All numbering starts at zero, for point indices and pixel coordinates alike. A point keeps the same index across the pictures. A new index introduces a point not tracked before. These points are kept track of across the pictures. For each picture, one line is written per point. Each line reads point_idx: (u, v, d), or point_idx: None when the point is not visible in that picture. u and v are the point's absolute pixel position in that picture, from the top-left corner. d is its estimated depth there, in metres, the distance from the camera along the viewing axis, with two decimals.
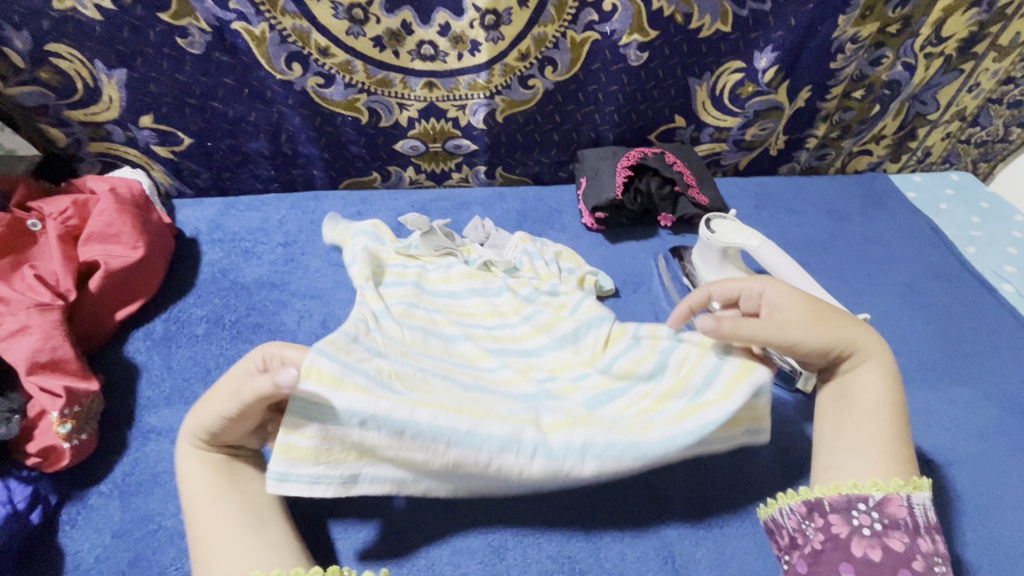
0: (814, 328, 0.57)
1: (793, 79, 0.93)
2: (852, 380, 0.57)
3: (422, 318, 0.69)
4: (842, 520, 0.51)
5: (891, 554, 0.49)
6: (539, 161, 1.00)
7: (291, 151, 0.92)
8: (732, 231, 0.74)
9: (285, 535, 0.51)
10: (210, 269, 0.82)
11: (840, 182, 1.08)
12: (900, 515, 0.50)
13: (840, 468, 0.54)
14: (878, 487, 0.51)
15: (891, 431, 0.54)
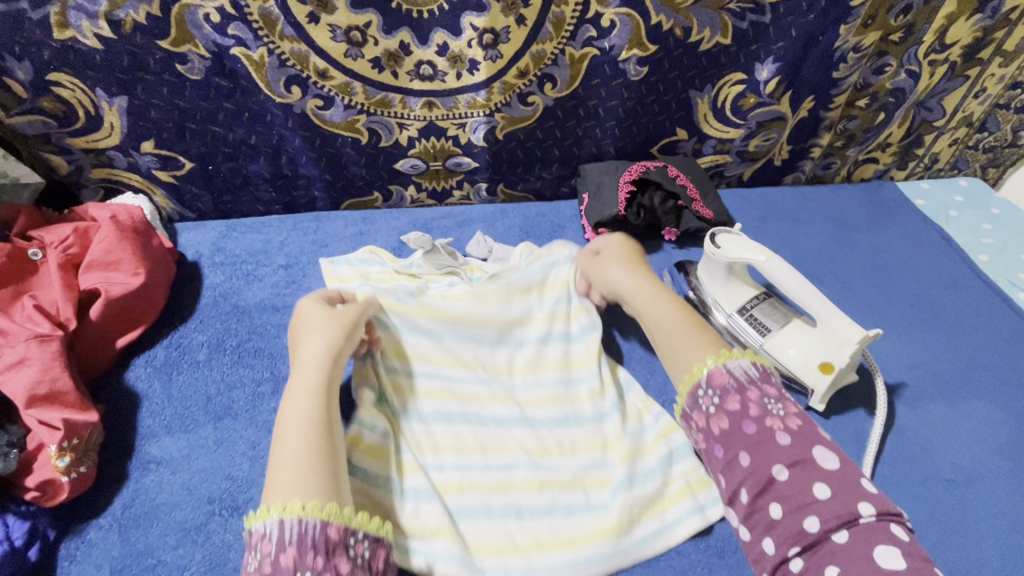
0: (632, 273, 0.73)
1: (795, 90, 0.92)
2: (646, 298, 0.70)
3: (442, 356, 0.69)
4: (700, 411, 0.59)
5: (732, 415, 0.57)
6: (541, 177, 0.99)
7: (291, 173, 0.91)
8: (738, 246, 0.72)
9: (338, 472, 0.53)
10: (212, 293, 0.82)
11: (846, 191, 1.06)
12: (724, 382, 0.58)
13: (680, 360, 0.63)
14: (689, 383, 0.61)
15: (687, 327, 0.65)
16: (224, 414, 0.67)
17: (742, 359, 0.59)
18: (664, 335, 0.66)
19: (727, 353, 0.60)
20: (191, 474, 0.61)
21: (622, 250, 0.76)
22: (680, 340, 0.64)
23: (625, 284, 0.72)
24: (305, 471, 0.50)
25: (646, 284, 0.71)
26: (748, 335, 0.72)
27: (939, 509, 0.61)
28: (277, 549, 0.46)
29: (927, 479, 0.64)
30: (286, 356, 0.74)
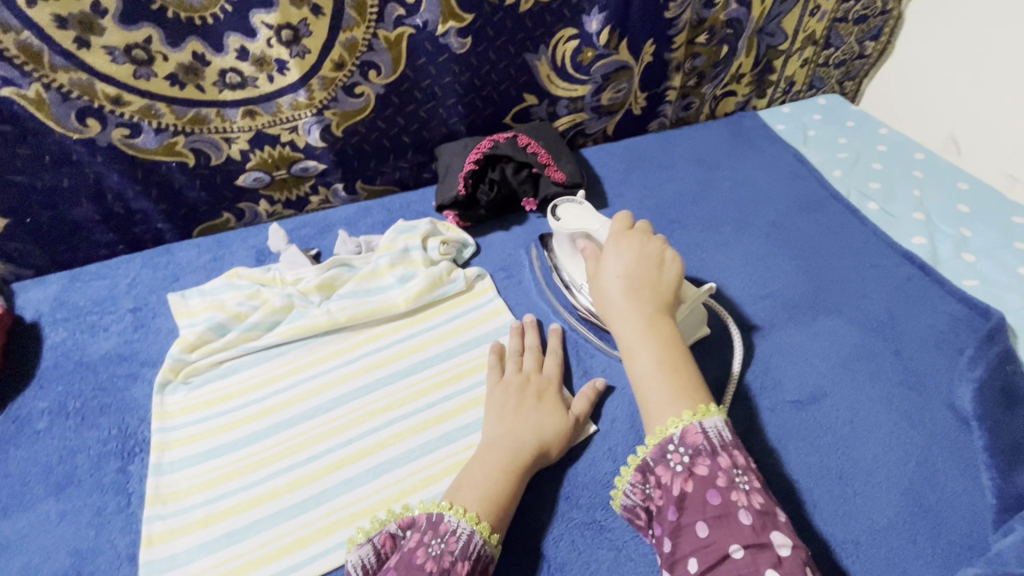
0: (626, 299, 0.62)
1: (631, 36, 0.91)
2: (632, 347, 0.60)
3: (289, 440, 0.65)
4: (665, 468, 0.52)
5: (698, 481, 0.50)
6: (398, 167, 0.96)
7: (125, 209, 0.86)
8: (578, 216, 0.72)
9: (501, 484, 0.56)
10: (52, 354, 0.77)
11: (707, 130, 1.07)
12: (697, 441, 0.52)
13: (651, 411, 0.56)
14: (658, 436, 0.54)
15: (671, 362, 0.58)
16: (67, 481, 0.63)
17: (710, 421, 0.53)
18: (644, 387, 0.57)
19: (704, 409, 0.54)
20: (31, 554, 0.58)
21: (643, 266, 0.64)
22: (657, 402, 0.56)
23: (618, 314, 0.62)
24: (490, 494, 0.55)
25: (637, 320, 0.61)
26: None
27: (790, 430, 0.63)
28: (460, 552, 0.50)
29: (776, 404, 0.65)
30: (135, 406, 0.70)
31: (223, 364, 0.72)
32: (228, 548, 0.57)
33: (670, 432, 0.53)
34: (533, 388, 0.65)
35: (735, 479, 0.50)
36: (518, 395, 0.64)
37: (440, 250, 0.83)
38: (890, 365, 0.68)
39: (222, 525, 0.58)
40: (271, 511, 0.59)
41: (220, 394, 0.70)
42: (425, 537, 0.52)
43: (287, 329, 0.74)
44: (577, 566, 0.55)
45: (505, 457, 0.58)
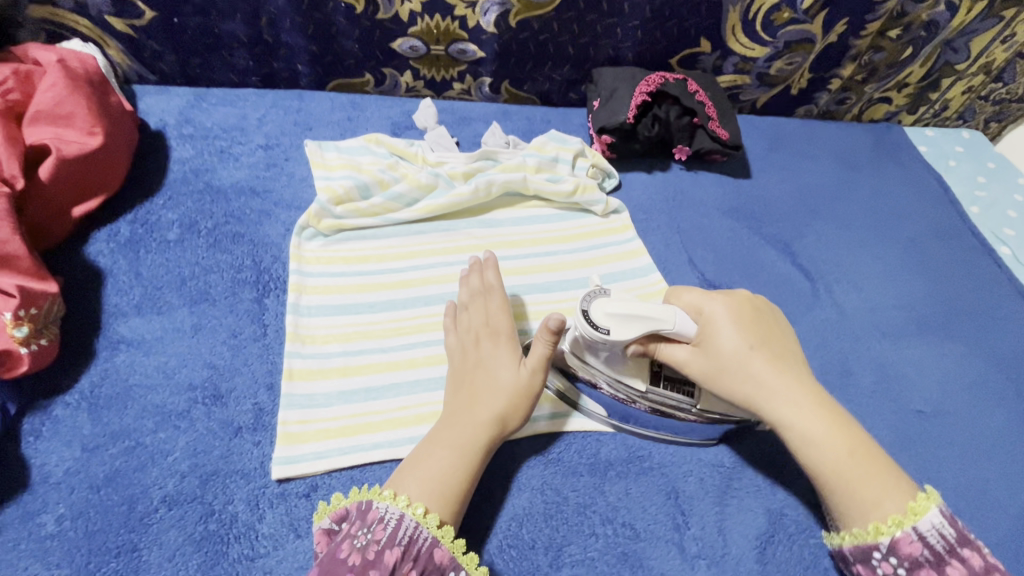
0: (738, 331, 0.54)
1: (831, 9, 0.86)
2: (782, 412, 0.51)
3: (427, 317, 0.64)
4: (869, 571, 0.48)
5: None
6: (550, 77, 0.91)
7: (272, 39, 0.80)
8: (625, 308, 0.53)
9: (444, 463, 0.49)
10: (180, 168, 0.73)
11: (853, 130, 1.03)
12: (915, 553, 0.46)
13: (868, 505, 0.48)
14: (880, 533, 0.47)
15: (849, 441, 0.50)
16: (201, 298, 0.62)
17: (935, 510, 0.47)
18: (838, 480, 0.49)
19: (917, 507, 0.47)
20: (166, 357, 0.57)
21: (752, 324, 0.55)
22: (850, 501, 0.49)
23: (740, 371, 0.53)
24: (446, 483, 0.48)
25: (780, 374, 0.52)
26: (680, 401, 0.57)
27: (909, 437, 0.65)
28: (386, 541, 0.44)
29: (900, 409, 0.67)
30: (268, 244, 0.68)
31: (361, 225, 0.70)
32: (366, 402, 0.57)
33: (907, 527, 0.47)
34: (484, 343, 0.57)
35: (951, 567, 0.45)
36: (457, 354, 0.57)
37: (587, 172, 0.82)
38: (1009, 404, 0.70)
39: (360, 380, 0.58)
40: (409, 379, 0.59)
41: (358, 254, 0.68)
42: (353, 531, 0.45)
43: (430, 207, 0.72)
44: (703, 503, 0.56)
45: (459, 433, 0.51)
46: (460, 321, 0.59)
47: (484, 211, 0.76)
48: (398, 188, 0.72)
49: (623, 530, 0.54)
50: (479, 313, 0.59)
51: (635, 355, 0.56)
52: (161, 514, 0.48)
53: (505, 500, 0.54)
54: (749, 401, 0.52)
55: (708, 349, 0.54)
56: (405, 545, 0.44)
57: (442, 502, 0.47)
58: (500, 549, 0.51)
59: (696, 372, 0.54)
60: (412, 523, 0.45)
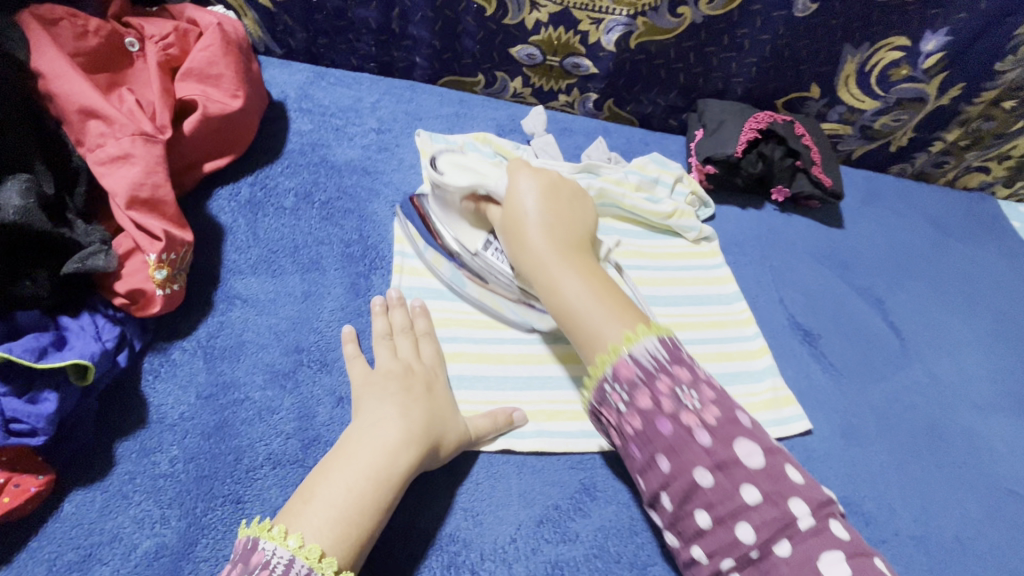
0: (540, 196, 0.57)
1: (951, 72, 0.85)
2: (564, 275, 0.53)
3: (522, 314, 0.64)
4: (610, 410, 0.50)
5: (643, 414, 0.48)
6: (655, 102, 0.91)
7: (399, 30, 0.83)
8: (456, 169, 0.61)
9: (349, 488, 0.44)
10: (299, 140, 0.76)
11: (947, 196, 1.00)
12: (632, 374, 0.48)
13: (591, 338, 0.51)
14: (596, 373, 0.50)
15: (603, 291, 0.52)
16: (313, 266, 0.63)
17: (653, 340, 0.49)
18: (574, 321, 0.52)
19: (634, 334, 0.50)
20: (279, 320, 0.58)
21: (562, 202, 0.57)
22: (589, 321, 0.51)
23: (530, 250, 0.55)
24: (348, 524, 0.43)
25: (537, 227, 0.55)
26: (503, 273, 0.61)
27: (994, 512, 0.64)
28: None
29: (991, 486, 0.66)
30: (376, 223, 0.70)
31: None
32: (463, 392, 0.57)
33: (621, 355, 0.49)
34: (415, 374, 0.53)
35: (696, 415, 0.48)
36: (381, 375, 0.52)
37: (685, 198, 0.82)
38: None
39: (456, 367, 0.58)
40: (505, 373, 0.59)
41: None
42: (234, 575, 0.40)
43: None
44: None
45: (384, 466, 0.46)
46: (386, 349, 0.55)
47: None
48: None
49: None
50: (387, 350, 0.55)
51: (468, 207, 0.61)
52: (266, 471, 0.49)
53: (592, 510, 0.54)
54: (531, 271, 0.55)
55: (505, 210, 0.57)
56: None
57: (345, 547, 0.42)
58: (586, 558, 0.51)
59: (501, 223, 0.58)
60: (304, 570, 0.40)
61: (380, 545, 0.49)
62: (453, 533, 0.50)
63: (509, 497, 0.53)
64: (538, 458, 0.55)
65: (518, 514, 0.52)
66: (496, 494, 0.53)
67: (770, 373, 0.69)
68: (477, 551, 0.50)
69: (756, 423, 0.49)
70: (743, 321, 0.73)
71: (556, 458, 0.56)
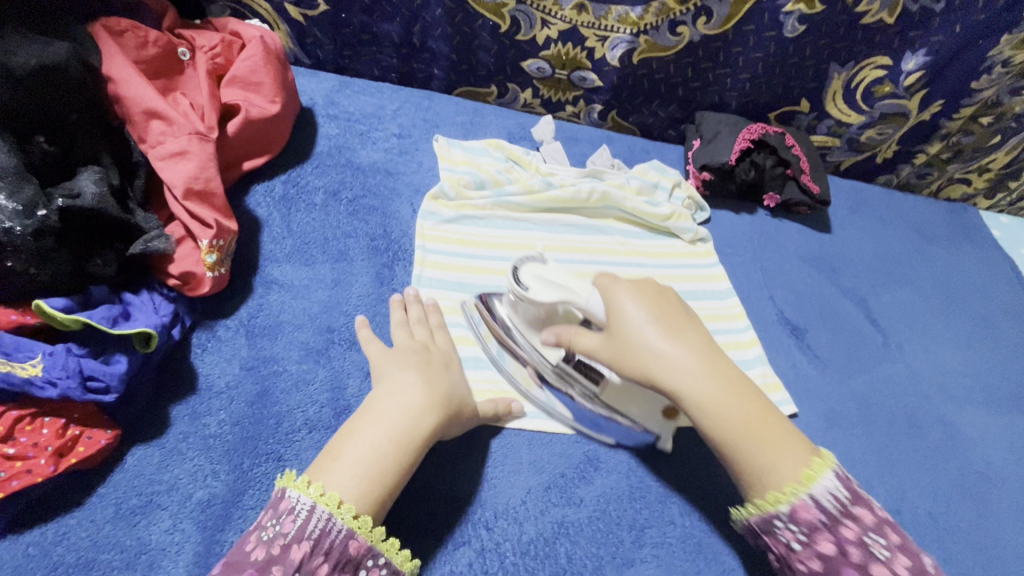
0: (629, 293, 0.55)
1: (931, 90, 0.92)
2: (682, 377, 0.51)
3: None
4: (775, 541, 0.49)
5: (826, 559, 0.47)
6: (655, 113, 0.98)
7: (420, 43, 0.90)
8: (545, 284, 0.58)
9: (373, 447, 0.49)
10: (327, 143, 0.82)
11: (931, 205, 1.06)
12: (812, 518, 0.47)
13: (768, 471, 0.49)
14: (771, 500, 0.48)
15: (738, 416, 0.50)
16: (341, 256, 0.69)
17: (831, 474, 0.49)
18: (730, 443, 0.50)
19: (812, 471, 0.49)
20: (312, 303, 0.64)
21: (655, 299, 0.55)
22: (756, 461, 0.49)
23: (656, 365, 0.52)
24: (371, 478, 0.48)
25: (652, 334, 0.53)
26: (591, 390, 0.60)
27: (967, 493, 0.69)
28: (291, 537, 0.44)
29: (964, 468, 0.71)
30: (398, 219, 0.76)
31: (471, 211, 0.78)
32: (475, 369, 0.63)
33: (801, 494, 0.48)
34: (431, 353, 0.58)
35: (866, 540, 0.47)
36: (400, 351, 0.57)
37: (682, 202, 0.88)
38: None
39: (469, 347, 0.64)
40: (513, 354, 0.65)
41: (472, 240, 0.75)
42: (264, 521, 0.46)
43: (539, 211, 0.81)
44: None
45: (405, 429, 0.51)
46: (400, 329, 0.61)
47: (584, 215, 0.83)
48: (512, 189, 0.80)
49: (699, 523, 0.58)
50: (406, 333, 0.60)
51: (547, 312, 0.59)
52: (303, 434, 0.54)
53: (595, 479, 0.59)
54: (636, 373, 0.52)
55: (610, 325, 0.54)
56: (314, 539, 0.44)
57: (370, 498, 0.47)
58: (589, 520, 0.56)
59: (597, 348, 0.55)
60: (325, 514, 0.45)
61: (405, 503, 0.54)
62: (470, 495, 0.56)
63: (520, 465, 0.58)
64: (547, 432, 0.61)
65: (528, 480, 0.58)
66: (508, 463, 0.58)
67: (760, 363, 0.75)
68: (491, 511, 0.55)
69: (898, 526, 0.49)
70: (736, 316, 0.79)
71: (563, 433, 0.61)
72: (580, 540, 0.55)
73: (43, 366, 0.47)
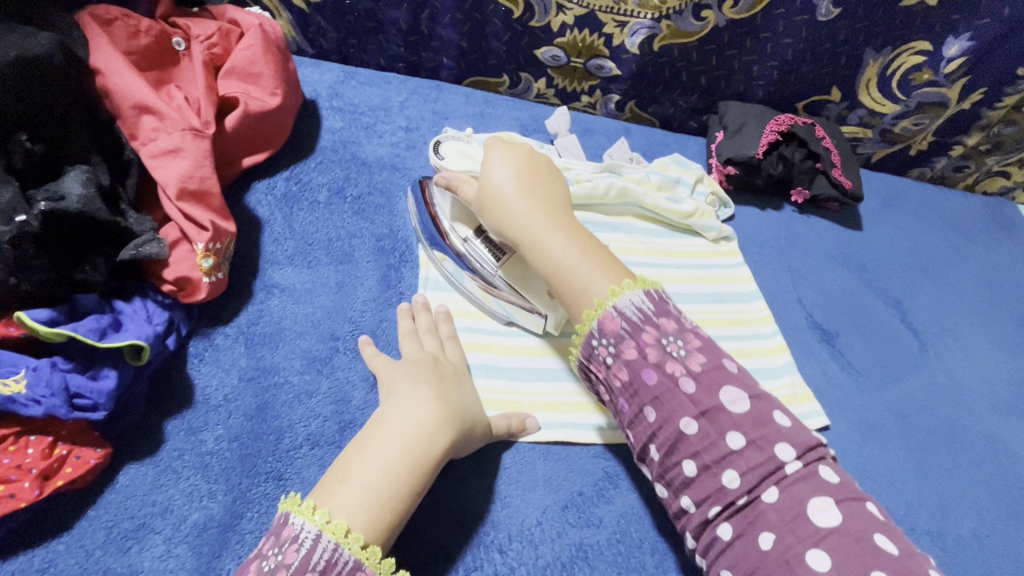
0: (512, 158, 0.60)
1: (973, 77, 0.86)
2: (547, 236, 0.55)
3: None
4: (597, 362, 0.53)
5: (630, 368, 0.51)
6: (676, 103, 0.93)
7: (428, 31, 0.85)
8: (458, 164, 0.64)
9: (383, 468, 0.46)
10: (331, 137, 0.78)
11: (967, 200, 1.00)
12: (616, 328, 0.51)
13: (577, 294, 0.53)
14: (594, 311, 0.52)
15: (578, 248, 0.55)
16: (346, 259, 0.66)
17: (640, 294, 0.52)
18: (563, 276, 0.54)
19: (619, 288, 0.52)
20: (314, 309, 0.60)
21: (529, 165, 0.60)
22: (580, 281, 0.53)
23: (507, 209, 0.57)
24: (380, 503, 0.45)
25: (517, 189, 0.58)
26: (486, 262, 0.61)
27: (1013, 513, 0.64)
28: (296, 568, 0.41)
29: (1008, 485, 0.66)
30: (405, 218, 0.72)
31: None
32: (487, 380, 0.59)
33: (606, 306, 0.51)
34: (443, 365, 0.55)
35: (677, 352, 0.50)
36: (410, 363, 0.54)
37: (705, 198, 0.83)
38: None
39: (481, 356, 0.60)
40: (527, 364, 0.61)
41: None
42: (266, 550, 0.42)
43: None
44: None
45: (418, 448, 0.47)
46: (410, 339, 0.57)
47: (601, 212, 0.79)
48: None
49: None
50: (417, 343, 0.57)
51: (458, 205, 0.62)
52: (305, 451, 0.51)
53: (615, 497, 0.55)
54: (512, 225, 0.57)
55: (480, 183, 0.60)
56: (320, 570, 0.41)
57: (380, 526, 0.44)
58: (609, 543, 0.53)
59: (472, 198, 0.60)
60: (331, 544, 0.42)
61: (414, 525, 0.51)
62: (482, 515, 0.53)
63: (535, 482, 0.55)
64: (564, 447, 0.57)
65: (544, 499, 0.54)
66: (523, 480, 0.55)
67: (787, 371, 0.71)
68: (505, 532, 0.52)
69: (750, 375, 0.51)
70: (761, 319, 0.75)
71: (580, 449, 0.57)
72: (599, 565, 0.52)
73: (25, 384, 0.44)
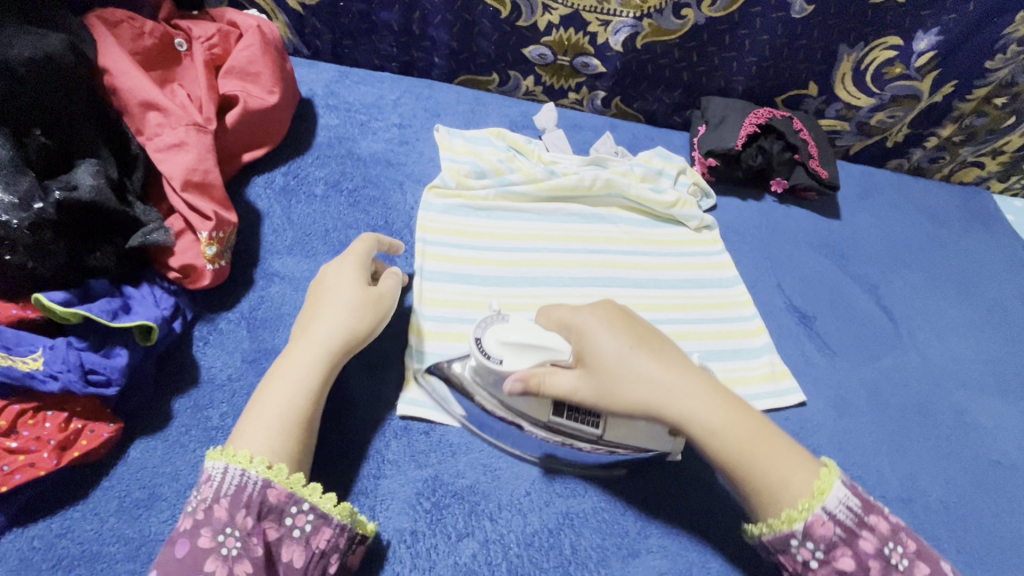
0: (632, 353, 0.49)
1: (944, 71, 0.90)
2: (687, 402, 0.48)
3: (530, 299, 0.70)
4: (790, 559, 0.47)
5: (844, 574, 0.45)
6: (660, 99, 0.96)
7: (419, 31, 0.88)
8: (506, 330, 0.53)
9: (286, 397, 0.48)
10: (326, 134, 0.81)
11: (943, 190, 1.03)
12: (826, 534, 0.46)
13: (777, 487, 0.47)
14: (787, 520, 0.46)
15: (728, 421, 0.49)
16: (342, 249, 0.69)
17: (840, 484, 0.47)
18: (740, 455, 0.48)
19: (825, 476, 0.47)
20: None
21: (629, 326, 0.51)
22: (768, 473, 0.47)
23: (663, 404, 0.49)
24: (286, 431, 0.47)
25: (662, 366, 0.50)
26: (592, 438, 0.53)
27: (980, 483, 0.68)
28: (213, 498, 0.43)
29: (976, 457, 0.70)
30: (399, 210, 0.75)
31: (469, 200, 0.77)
32: None
33: (815, 507, 0.46)
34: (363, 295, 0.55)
35: (889, 553, 0.46)
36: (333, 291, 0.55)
37: (688, 189, 0.87)
38: None
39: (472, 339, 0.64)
40: None
41: (472, 230, 0.74)
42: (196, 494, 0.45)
43: (541, 200, 0.80)
44: None
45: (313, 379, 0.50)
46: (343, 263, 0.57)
47: (587, 203, 0.82)
48: (513, 178, 0.79)
49: (705, 513, 0.58)
50: (353, 264, 0.57)
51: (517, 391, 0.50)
52: None
53: (600, 469, 0.59)
54: (716, 434, 0.48)
55: (597, 378, 0.49)
56: (232, 495, 0.43)
57: (286, 446, 0.46)
58: (593, 511, 0.56)
59: (585, 394, 0.49)
60: (237, 471, 0.44)
61: (408, 496, 0.54)
62: (474, 486, 0.56)
63: (522, 455, 0.58)
64: None
65: (532, 471, 0.57)
66: (510, 452, 0.58)
67: (766, 352, 0.74)
68: (495, 502, 0.55)
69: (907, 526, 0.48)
70: (743, 304, 0.78)
71: None
72: (585, 531, 0.55)
73: (43, 361, 0.47)
